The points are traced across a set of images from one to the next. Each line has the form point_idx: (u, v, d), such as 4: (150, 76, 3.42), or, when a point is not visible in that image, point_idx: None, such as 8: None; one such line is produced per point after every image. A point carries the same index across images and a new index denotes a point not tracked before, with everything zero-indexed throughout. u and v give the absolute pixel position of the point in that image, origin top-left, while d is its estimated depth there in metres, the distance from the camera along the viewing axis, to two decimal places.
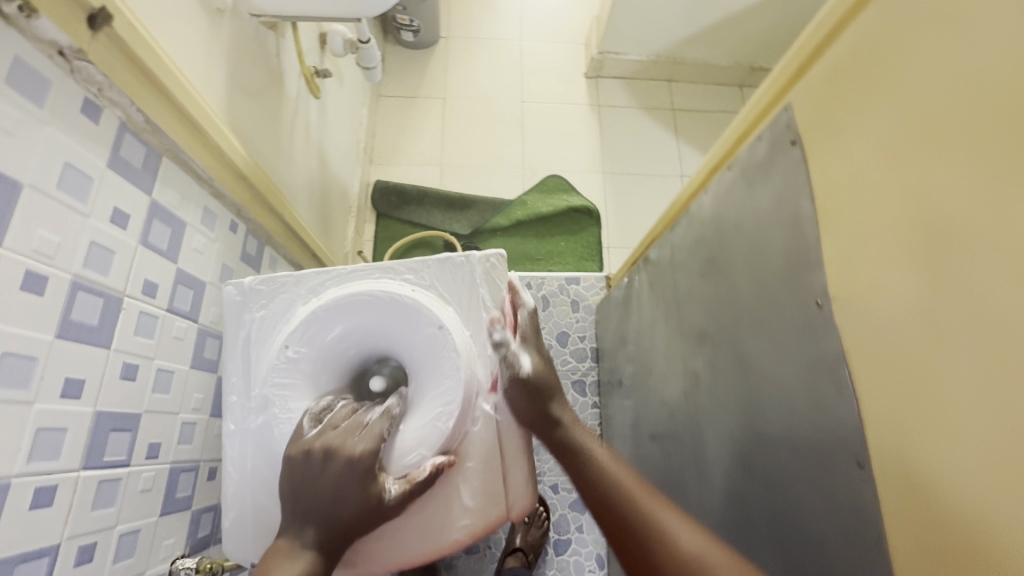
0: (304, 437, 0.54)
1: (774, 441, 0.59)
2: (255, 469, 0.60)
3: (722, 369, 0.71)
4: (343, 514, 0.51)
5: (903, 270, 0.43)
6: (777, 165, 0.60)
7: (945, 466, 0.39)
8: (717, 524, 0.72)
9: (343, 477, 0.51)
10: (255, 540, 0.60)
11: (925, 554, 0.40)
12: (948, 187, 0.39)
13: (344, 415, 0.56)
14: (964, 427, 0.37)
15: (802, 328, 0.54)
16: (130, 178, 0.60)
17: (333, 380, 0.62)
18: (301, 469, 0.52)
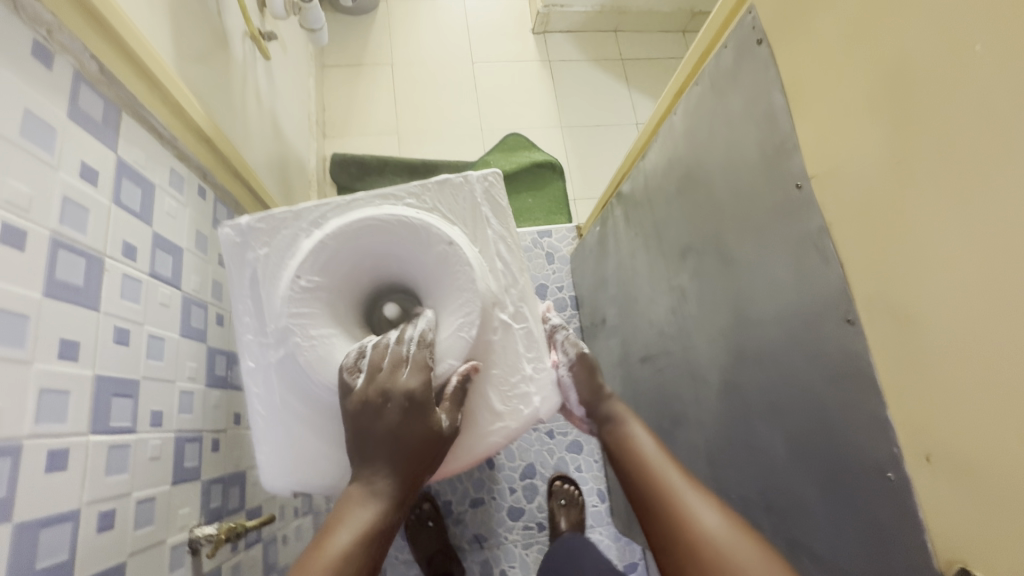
0: (354, 388, 0.56)
1: (766, 326, 0.63)
2: (285, 398, 0.62)
3: (709, 275, 0.75)
4: (409, 449, 0.54)
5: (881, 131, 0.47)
6: (746, 67, 0.63)
7: (927, 286, 0.44)
8: (716, 420, 0.77)
9: (402, 415, 0.54)
10: (293, 468, 0.62)
11: (915, 373, 0.45)
12: (909, 37, 0.44)
13: (381, 355, 0.57)
14: (939, 245, 0.42)
15: (784, 214, 0.58)
16: (93, 132, 0.56)
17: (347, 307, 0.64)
18: (361, 417, 0.55)
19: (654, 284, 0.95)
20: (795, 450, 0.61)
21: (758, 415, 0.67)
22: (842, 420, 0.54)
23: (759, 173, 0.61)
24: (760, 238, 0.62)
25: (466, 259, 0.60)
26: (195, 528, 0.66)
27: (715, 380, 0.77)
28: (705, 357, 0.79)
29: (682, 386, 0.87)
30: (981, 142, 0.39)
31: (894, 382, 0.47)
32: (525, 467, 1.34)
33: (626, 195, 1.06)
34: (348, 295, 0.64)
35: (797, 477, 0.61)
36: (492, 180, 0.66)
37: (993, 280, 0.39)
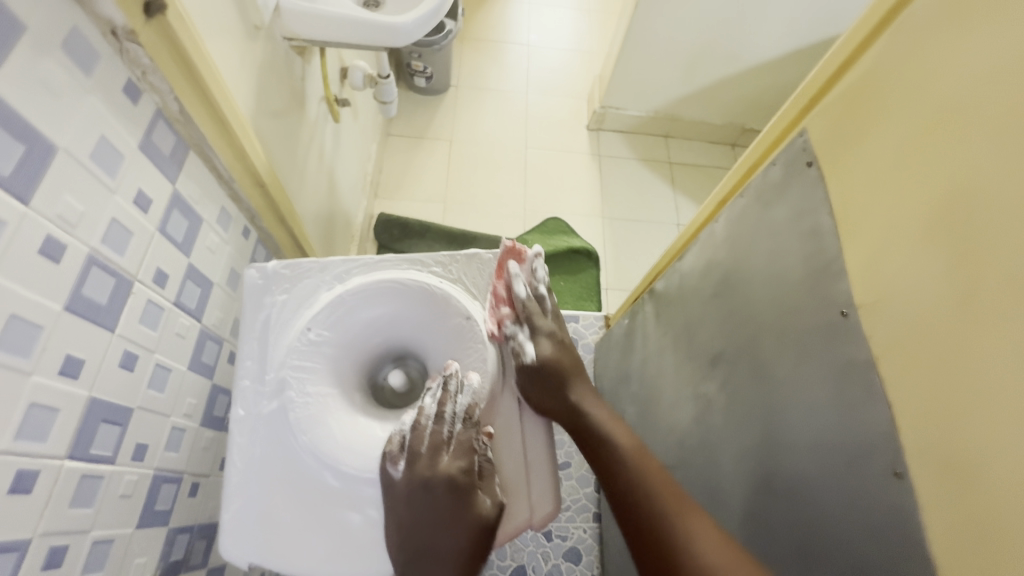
0: (397, 479, 0.54)
1: (799, 459, 0.57)
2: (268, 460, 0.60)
3: (739, 392, 0.70)
4: (457, 537, 0.51)
5: (941, 254, 0.44)
6: (794, 186, 0.62)
7: (993, 458, 0.38)
8: (734, 554, 0.69)
9: (447, 506, 0.52)
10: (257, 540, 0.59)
11: (974, 554, 0.38)
12: (974, 173, 0.42)
13: (423, 436, 0.55)
14: (1007, 407, 0.37)
15: (825, 339, 0.54)
16: (157, 164, 0.60)
17: (351, 366, 0.64)
18: (407, 511, 0.53)
19: (680, 389, 0.89)
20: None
21: (784, 560, 0.59)
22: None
23: (802, 293, 0.58)
24: (799, 361, 0.58)
25: (478, 331, 0.61)
26: None
27: (737, 509, 0.69)
28: (729, 480, 0.72)
29: (700, 509, 0.79)
30: None
31: (957, 552, 0.40)
32: (515, 570, 1.22)
33: (659, 293, 1.04)
34: (354, 350, 0.64)
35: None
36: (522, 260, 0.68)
37: None
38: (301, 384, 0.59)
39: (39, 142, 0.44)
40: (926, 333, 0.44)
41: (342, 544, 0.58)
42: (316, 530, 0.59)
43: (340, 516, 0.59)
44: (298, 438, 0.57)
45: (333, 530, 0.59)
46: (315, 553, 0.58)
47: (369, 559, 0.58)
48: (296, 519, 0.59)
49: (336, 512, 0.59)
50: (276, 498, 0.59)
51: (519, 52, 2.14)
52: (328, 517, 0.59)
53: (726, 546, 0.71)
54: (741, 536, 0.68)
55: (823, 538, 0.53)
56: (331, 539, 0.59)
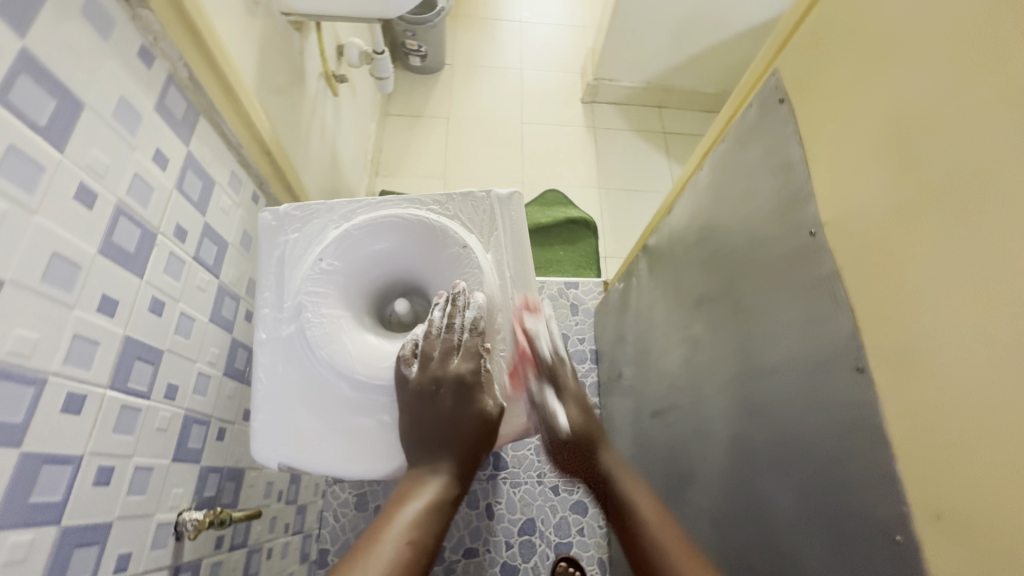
0: (411, 379, 0.61)
1: (774, 375, 0.62)
2: (289, 375, 0.66)
3: (720, 326, 0.75)
4: (463, 429, 0.58)
5: (884, 169, 0.48)
6: (767, 124, 0.66)
7: (936, 340, 0.42)
8: (722, 475, 0.74)
9: (454, 401, 0.59)
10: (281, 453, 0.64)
11: (921, 429, 0.43)
12: (911, 89, 0.46)
13: (435, 342, 0.63)
14: (941, 291, 0.42)
15: (794, 259, 0.59)
16: (171, 127, 0.65)
17: (360, 295, 0.71)
18: (417, 405, 0.60)
19: (671, 334, 0.94)
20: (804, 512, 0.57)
21: (767, 472, 0.63)
22: (851, 477, 0.50)
23: (775, 220, 0.62)
24: (772, 285, 0.62)
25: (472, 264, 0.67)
26: (185, 511, 0.67)
27: (722, 434, 0.74)
28: (715, 410, 0.76)
29: (692, 443, 0.84)
30: (980, 179, 0.39)
31: (907, 428, 0.44)
32: (524, 522, 1.28)
33: (652, 249, 1.08)
34: (362, 278, 0.71)
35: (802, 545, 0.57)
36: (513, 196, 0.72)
37: (1014, 320, 0.36)
38: (319, 305, 0.65)
39: (68, 97, 0.49)
40: (879, 239, 0.48)
41: (356, 444, 0.64)
42: (333, 434, 0.64)
43: (354, 421, 0.64)
44: (317, 351, 0.64)
45: (349, 434, 0.64)
46: (331, 455, 0.64)
47: (380, 456, 0.63)
48: (314, 424, 0.65)
49: (349, 419, 0.65)
50: (296, 405, 0.65)
51: (513, 29, 2.15)
52: (342, 422, 0.65)
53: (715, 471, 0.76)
54: (726, 458, 0.73)
55: (798, 443, 0.57)
56: (346, 441, 0.64)
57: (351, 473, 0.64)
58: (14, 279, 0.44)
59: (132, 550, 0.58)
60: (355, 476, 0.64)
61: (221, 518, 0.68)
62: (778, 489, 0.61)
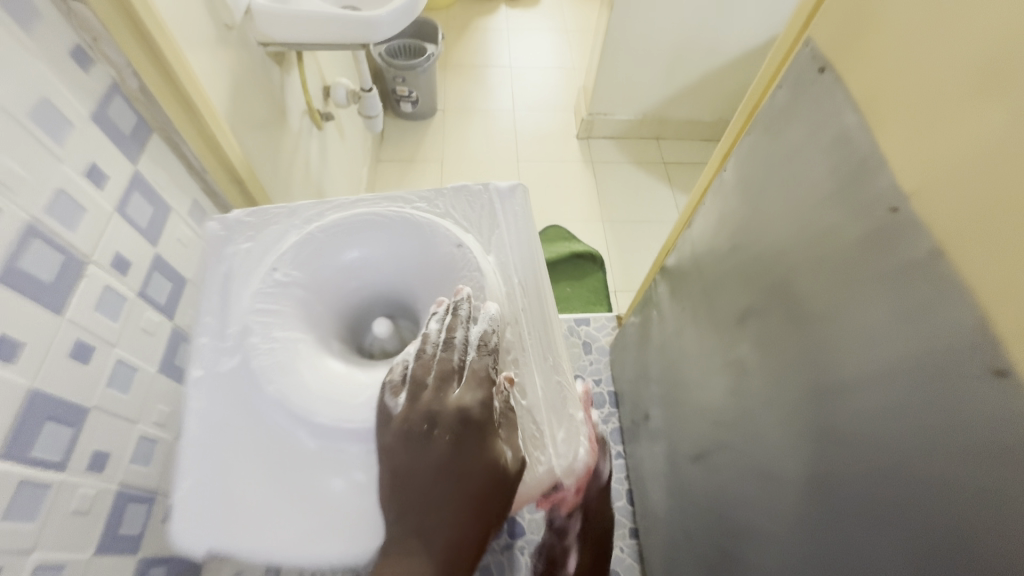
0: (395, 414, 0.49)
1: (862, 394, 0.49)
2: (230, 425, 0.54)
3: (774, 343, 0.62)
4: (466, 488, 0.46)
5: (992, 112, 0.38)
6: (806, 99, 0.57)
7: None
8: (800, 530, 0.59)
9: (454, 444, 0.47)
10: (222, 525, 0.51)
11: None
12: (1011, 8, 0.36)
13: (427, 364, 0.52)
14: None
15: (871, 245, 0.47)
16: (115, 141, 0.55)
17: (326, 311, 0.62)
18: (405, 453, 0.47)
19: (706, 362, 0.81)
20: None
21: (865, 525, 0.49)
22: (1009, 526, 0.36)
23: (833, 204, 0.52)
24: (841, 281, 0.51)
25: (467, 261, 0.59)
26: None
27: (793, 477, 0.60)
28: (779, 447, 0.62)
29: (750, 491, 0.69)
30: None
31: None
32: None
33: (673, 270, 0.97)
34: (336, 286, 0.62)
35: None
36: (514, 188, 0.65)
37: None
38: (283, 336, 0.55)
39: None
40: (1000, 199, 0.37)
41: (311, 522, 0.50)
42: (285, 504, 0.51)
43: (317, 486, 0.51)
44: (263, 388, 0.52)
45: (306, 495, 0.51)
46: (280, 534, 0.50)
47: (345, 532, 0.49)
48: (266, 490, 0.51)
49: (314, 480, 0.51)
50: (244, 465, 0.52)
51: (503, 74, 2.16)
52: (301, 488, 0.51)
53: (787, 523, 0.61)
54: (804, 507, 0.58)
55: (909, 482, 0.44)
56: (302, 512, 0.50)
57: (305, 559, 0.49)
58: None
59: None
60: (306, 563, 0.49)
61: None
62: (887, 547, 0.46)
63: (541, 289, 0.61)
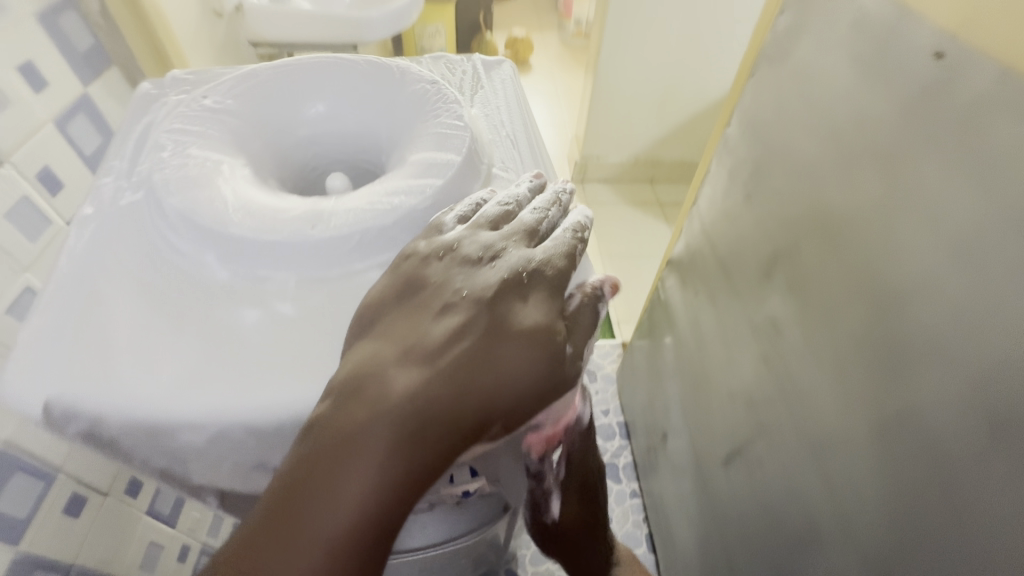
0: (439, 248, 0.40)
1: (945, 283, 0.39)
2: (130, 263, 0.42)
3: (813, 278, 0.53)
4: (494, 349, 0.35)
5: None
6: (809, 4, 0.53)
7: None
8: (885, 497, 0.45)
9: (507, 291, 0.37)
10: (80, 367, 0.38)
11: None
12: None
13: (497, 213, 0.42)
14: None
15: (915, 105, 0.40)
16: (66, 55, 0.51)
17: (265, 153, 0.51)
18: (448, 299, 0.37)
19: (731, 341, 0.71)
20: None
21: (994, 456, 0.36)
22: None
23: (864, 87, 0.46)
24: (889, 166, 0.43)
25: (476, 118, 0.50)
26: None
27: (860, 430, 0.48)
28: (835, 399, 0.51)
29: (802, 474, 0.56)
30: None
31: None
32: None
33: (679, 259, 0.89)
34: (287, 151, 0.54)
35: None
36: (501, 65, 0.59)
37: None
38: (207, 160, 0.45)
39: None
40: None
41: (208, 358, 0.38)
42: (173, 341, 0.38)
43: (224, 321, 0.40)
44: (166, 200, 0.42)
45: (205, 326, 0.39)
46: (165, 372, 0.37)
47: (260, 371, 0.37)
48: (151, 320, 0.39)
49: (220, 314, 0.40)
50: (136, 298, 0.40)
51: None
52: (198, 322, 0.39)
53: (865, 495, 0.48)
54: (884, 465, 0.45)
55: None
56: (199, 348, 0.38)
57: (177, 408, 0.36)
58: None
59: None
60: (189, 414, 0.36)
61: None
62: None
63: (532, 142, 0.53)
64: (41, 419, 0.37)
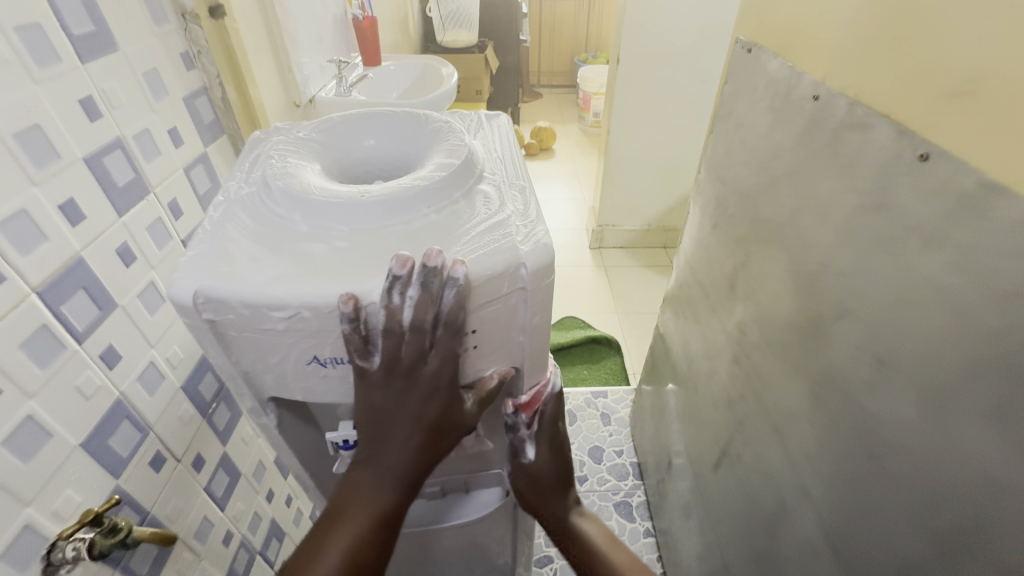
0: (370, 362, 0.46)
1: (835, 259, 0.50)
2: (243, 217, 0.51)
3: (760, 279, 0.65)
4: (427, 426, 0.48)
5: None
6: (743, 74, 0.70)
7: (978, 47, 0.37)
8: (826, 449, 0.53)
9: (425, 394, 0.47)
10: (202, 267, 0.45)
11: (1015, 133, 0.34)
12: None
13: (385, 314, 0.44)
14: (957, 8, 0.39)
15: (807, 132, 0.55)
16: (195, 124, 0.71)
17: (335, 165, 0.60)
18: (381, 396, 0.47)
19: (713, 352, 0.80)
20: (943, 373, 0.39)
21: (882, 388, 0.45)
22: (978, 271, 0.36)
23: (778, 126, 0.60)
24: (796, 182, 0.57)
25: (486, 151, 0.60)
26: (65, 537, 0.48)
27: (803, 397, 0.56)
28: (784, 377, 0.60)
29: (773, 454, 0.63)
30: None
31: (999, 157, 0.36)
32: None
33: (672, 293, 1.00)
34: (350, 168, 0.62)
35: (976, 429, 0.37)
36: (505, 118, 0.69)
37: None
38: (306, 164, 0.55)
39: (105, 35, 0.56)
40: (877, 37, 0.47)
41: (296, 271, 0.45)
42: (275, 258, 0.46)
43: (305, 249, 0.47)
44: (273, 181, 0.51)
45: (296, 253, 0.46)
46: (264, 275, 0.44)
47: (333, 281, 0.44)
48: (256, 248, 0.47)
49: (297, 245, 0.47)
50: (243, 235, 0.49)
51: None
52: (288, 250, 0.47)
53: (812, 452, 0.55)
54: (823, 418, 0.53)
55: (880, 327, 0.45)
56: (285, 266, 0.45)
57: (268, 300, 0.43)
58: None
59: None
60: (281, 297, 0.43)
61: (113, 524, 0.51)
62: (901, 387, 0.43)
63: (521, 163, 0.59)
64: (182, 306, 0.44)
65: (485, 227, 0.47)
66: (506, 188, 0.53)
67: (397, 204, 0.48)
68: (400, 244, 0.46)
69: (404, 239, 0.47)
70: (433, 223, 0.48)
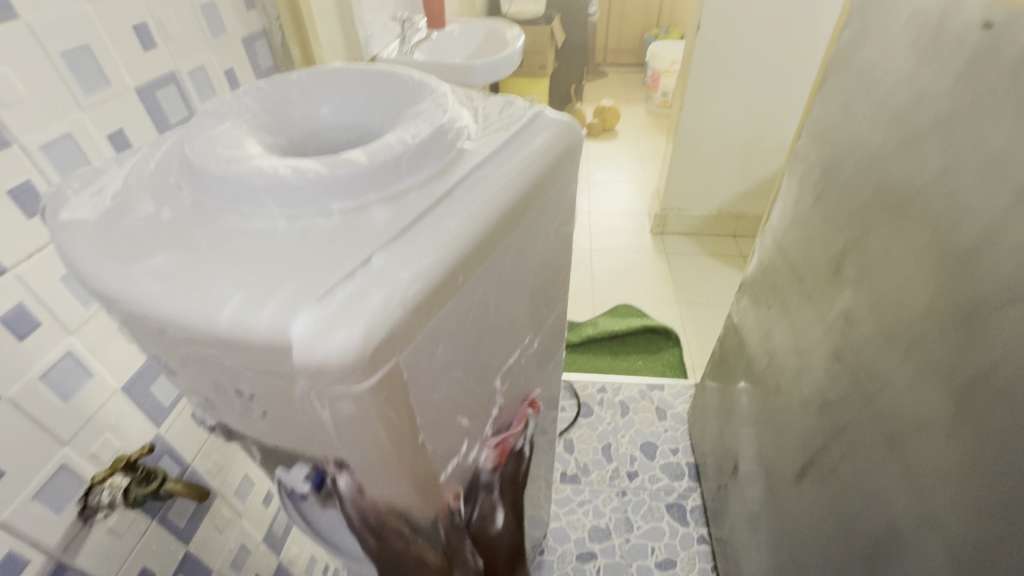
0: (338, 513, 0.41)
1: (1014, 233, 0.39)
2: (152, 151, 0.40)
3: (882, 262, 0.54)
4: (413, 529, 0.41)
5: None
6: (873, 15, 0.58)
7: None
8: (974, 468, 0.43)
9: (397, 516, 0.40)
10: (81, 180, 0.38)
11: None
12: None
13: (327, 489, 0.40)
14: None
15: (973, 73, 0.44)
16: (252, 69, 0.69)
17: (299, 123, 0.42)
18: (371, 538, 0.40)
19: (804, 347, 0.69)
20: None
21: None
22: None
23: (923, 69, 0.49)
24: (951, 134, 0.46)
25: (471, 164, 0.37)
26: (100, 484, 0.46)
27: (940, 404, 0.46)
28: (910, 379, 0.50)
29: (887, 468, 0.53)
30: None
31: None
32: None
33: (754, 278, 0.88)
34: (318, 139, 0.43)
35: None
36: (563, 131, 0.42)
37: None
38: (241, 112, 0.40)
39: None
40: None
41: (98, 234, 0.33)
42: (112, 204, 0.35)
43: (132, 208, 0.35)
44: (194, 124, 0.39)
45: (124, 220, 0.34)
46: (72, 208, 0.35)
47: (104, 263, 0.31)
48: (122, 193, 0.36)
49: (130, 200, 0.35)
50: (117, 167, 0.39)
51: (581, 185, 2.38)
52: (119, 196, 0.36)
53: (948, 474, 0.46)
54: (969, 431, 0.43)
55: None
56: (97, 215, 0.34)
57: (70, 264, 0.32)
58: (31, 25, 0.43)
59: (4, 471, 0.40)
60: (74, 253, 0.32)
61: (148, 471, 0.49)
62: None
63: (506, 199, 0.35)
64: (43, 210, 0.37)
65: (306, 272, 0.29)
66: (426, 225, 0.32)
67: (240, 185, 0.33)
68: (187, 262, 0.30)
69: (227, 245, 0.31)
70: (268, 239, 0.31)
